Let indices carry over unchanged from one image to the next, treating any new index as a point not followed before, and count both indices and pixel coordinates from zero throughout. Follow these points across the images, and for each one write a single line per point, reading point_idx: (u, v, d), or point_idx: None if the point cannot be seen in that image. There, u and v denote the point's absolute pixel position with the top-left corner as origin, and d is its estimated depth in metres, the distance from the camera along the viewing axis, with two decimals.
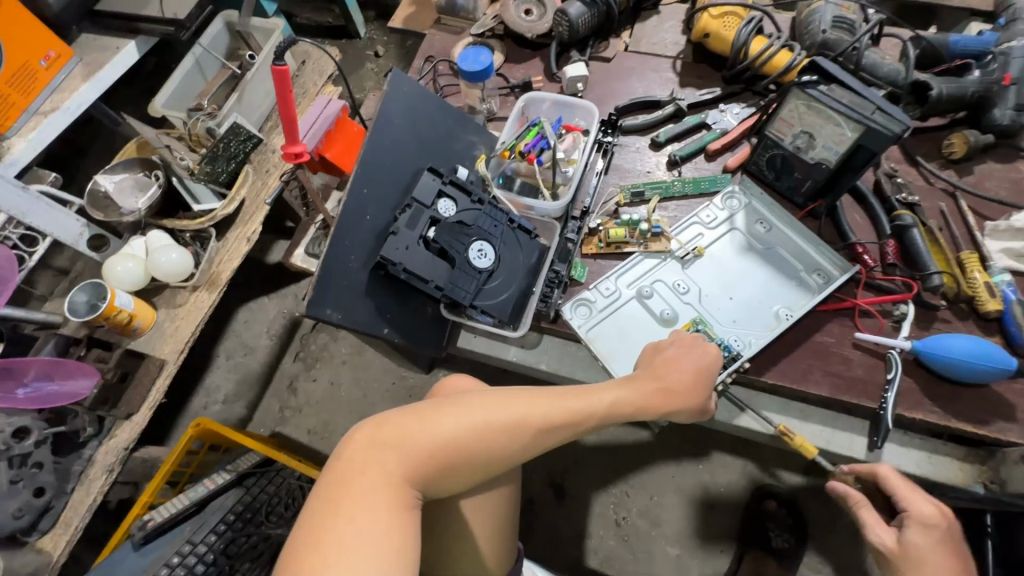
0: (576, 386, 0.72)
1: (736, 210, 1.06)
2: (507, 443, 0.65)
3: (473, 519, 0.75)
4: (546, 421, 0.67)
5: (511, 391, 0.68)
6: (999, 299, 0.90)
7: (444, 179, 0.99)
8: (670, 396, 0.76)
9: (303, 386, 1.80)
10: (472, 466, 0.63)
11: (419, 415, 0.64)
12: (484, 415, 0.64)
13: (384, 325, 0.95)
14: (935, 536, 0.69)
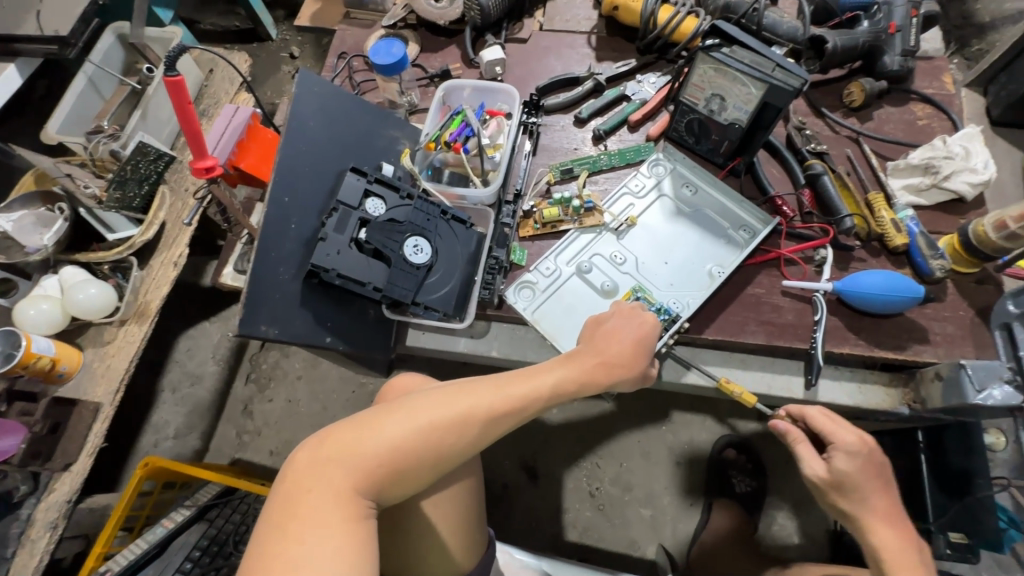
0: (519, 372, 0.73)
1: (662, 177, 1.09)
2: (455, 440, 0.66)
3: (439, 517, 0.76)
4: (492, 411, 0.68)
5: (455, 388, 0.69)
6: (904, 233, 0.97)
7: (369, 178, 0.97)
8: (612, 369, 0.78)
9: (259, 408, 1.74)
10: (423, 467, 0.64)
11: (363, 425, 0.64)
12: (427, 415, 0.65)
13: (326, 334, 0.93)
14: (857, 463, 0.76)
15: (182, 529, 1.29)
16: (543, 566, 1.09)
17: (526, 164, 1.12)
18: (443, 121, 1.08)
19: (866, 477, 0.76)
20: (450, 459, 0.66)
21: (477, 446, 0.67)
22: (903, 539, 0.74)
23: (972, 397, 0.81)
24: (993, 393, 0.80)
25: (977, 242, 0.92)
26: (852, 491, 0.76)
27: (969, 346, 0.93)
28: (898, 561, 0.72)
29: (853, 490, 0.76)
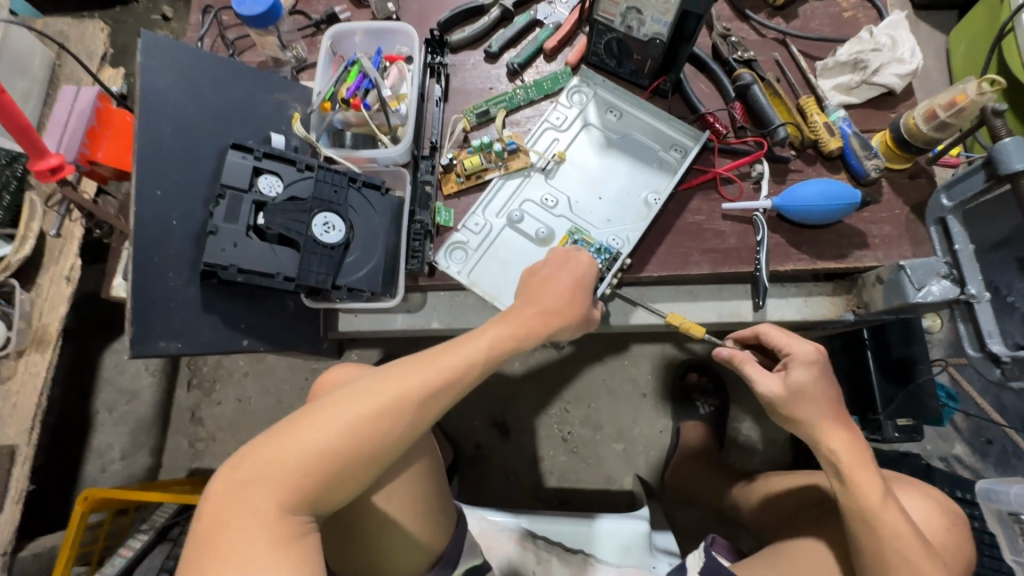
0: (452, 341, 0.66)
1: (585, 104, 1.00)
2: (390, 431, 0.59)
3: (394, 508, 0.73)
4: (427, 391, 0.61)
5: (381, 374, 0.62)
6: (837, 136, 0.93)
7: (255, 153, 0.84)
8: (554, 320, 0.72)
9: (208, 413, 1.64)
10: (359, 467, 0.58)
11: (281, 438, 0.57)
12: (353, 412, 0.58)
13: (241, 337, 0.83)
14: (813, 373, 0.72)
15: (143, 555, 1.22)
16: (520, 519, 1.11)
17: (438, 112, 1.01)
18: (336, 74, 0.94)
19: (820, 390, 0.72)
20: (390, 452, 0.60)
21: (417, 432, 0.61)
22: (857, 446, 0.72)
23: (912, 296, 0.80)
24: (932, 289, 0.79)
25: (910, 136, 0.89)
26: (807, 405, 0.72)
27: (906, 244, 0.92)
28: (854, 467, 0.71)
29: (809, 404, 0.72)
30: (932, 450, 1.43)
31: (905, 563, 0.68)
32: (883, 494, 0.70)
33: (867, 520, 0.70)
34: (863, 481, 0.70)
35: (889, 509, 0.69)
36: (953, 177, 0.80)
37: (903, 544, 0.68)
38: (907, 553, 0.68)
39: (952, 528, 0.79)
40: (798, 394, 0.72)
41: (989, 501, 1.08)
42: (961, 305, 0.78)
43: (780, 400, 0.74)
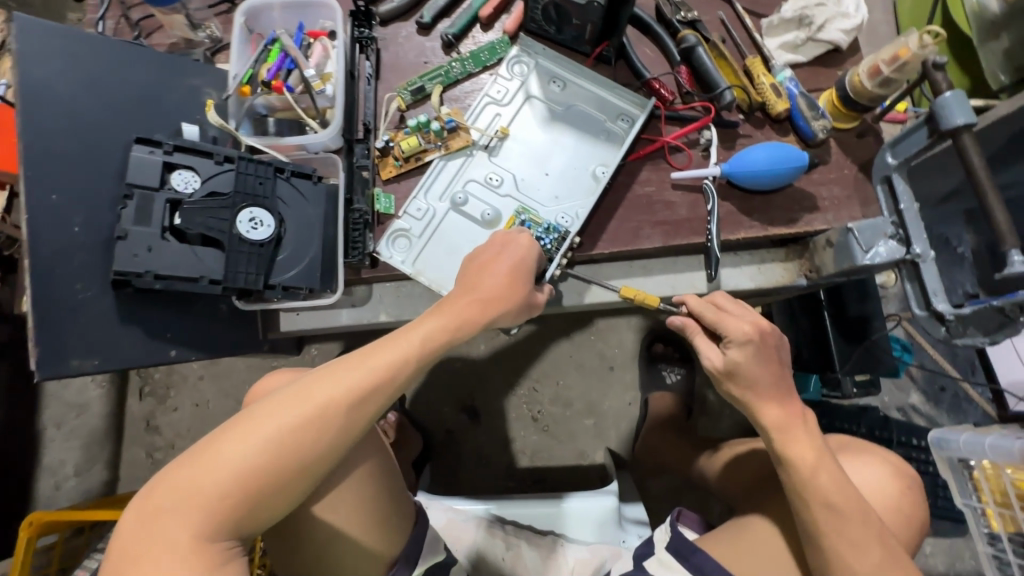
0: (380, 341, 0.63)
1: (526, 75, 0.95)
2: (315, 443, 0.57)
3: (340, 513, 0.71)
4: (353, 396, 0.59)
5: (304, 382, 0.59)
6: (785, 98, 0.91)
7: (165, 148, 0.77)
8: (491, 310, 0.69)
9: (165, 421, 1.57)
10: (284, 483, 0.56)
11: (197, 458, 0.55)
12: (273, 425, 0.56)
13: (168, 347, 0.78)
14: (750, 352, 0.72)
15: None
16: (488, 506, 1.11)
17: (371, 91, 0.93)
18: (256, 54, 0.88)
19: (761, 360, 0.72)
20: (318, 464, 0.57)
21: (347, 440, 0.59)
22: (792, 416, 0.73)
23: (860, 258, 0.79)
24: (879, 251, 0.78)
25: (855, 94, 0.88)
26: (745, 378, 0.73)
27: (855, 205, 0.91)
28: (789, 436, 0.72)
29: (747, 378, 0.73)
30: (889, 402, 1.47)
31: (840, 528, 0.69)
32: (817, 460, 0.71)
33: (803, 487, 0.71)
34: (798, 448, 0.71)
35: (825, 473, 0.70)
36: (897, 134, 0.78)
37: (830, 507, 0.69)
38: (844, 517, 0.69)
39: (906, 491, 0.80)
40: (739, 366, 0.73)
41: (941, 449, 1.11)
42: (907, 265, 0.77)
43: (721, 374, 0.75)
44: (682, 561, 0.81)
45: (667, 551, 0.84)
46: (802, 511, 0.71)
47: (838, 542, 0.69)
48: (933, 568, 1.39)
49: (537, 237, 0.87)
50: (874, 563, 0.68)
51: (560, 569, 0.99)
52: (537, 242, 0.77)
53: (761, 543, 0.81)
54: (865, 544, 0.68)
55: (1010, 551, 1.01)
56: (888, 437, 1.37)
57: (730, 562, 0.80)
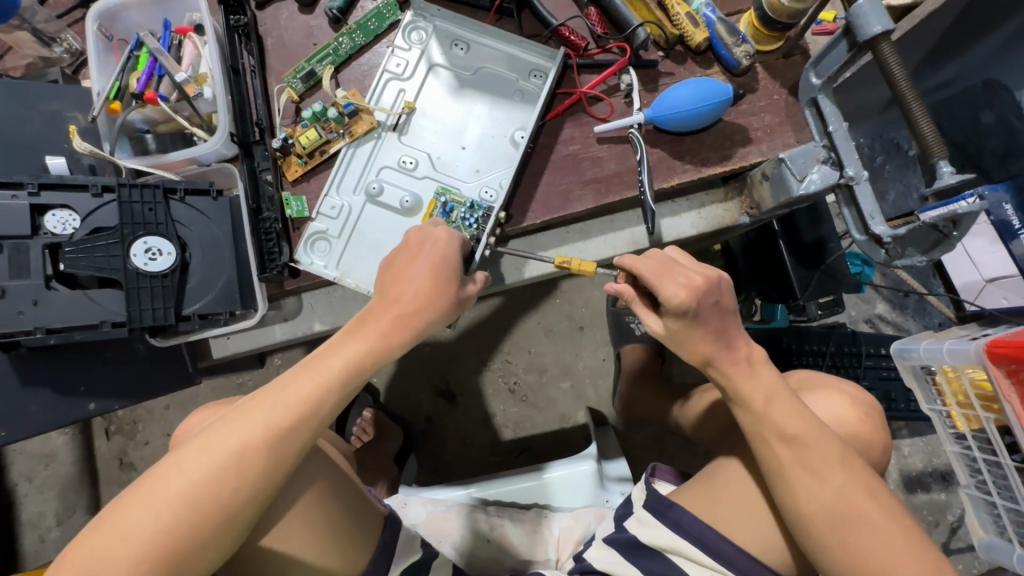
0: (297, 371, 0.60)
1: (426, 41, 0.87)
2: (238, 487, 0.54)
3: (292, 540, 0.69)
4: (271, 434, 0.56)
5: (217, 427, 0.56)
6: (703, 26, 0.85)
7: (28, 188, 0.70)
8: (417, 318, 0.66)
9: (139, 456, 1.52)
10: (208, 535, 0.53)
11: (104, 527, 0.51)
12: (184, 478, 0.53)
13: (85, 401, 0.73)
14: (687, 321, 0.66)
15: None
16: (470, 490, 1.11)
17: (258, 85, 0.85)
18: (121, 63, 0.79)
19: (710, 311, 0.66)
20: (243, 508, 0.55)
21: (273, 478, 0.56)
22: (742, 360, 0.67)
23: (795, 189, 0.75)
24: (814, 178, 0.74)
25: (773, 13, 0.81)
26: (698, 330, 0.66)
27: (789, 131, 0.87)
28: (739, 376, 0.66)
29: (693, 342, 0.67)
30: (857, 315, 1.48)
31: (797, 455, 0.63)
32: (768, 395, 0.65)
33: (758, 428, 0.65)
34: (752, 390, 0.65)
35: (779, 406, 0.64)
36: (817, 52, 0.73)
37: (795, 439, 0.63)
38: (798, 443, 0.63)
39: (866, 420, 0.79)
40: (688, 323, 0.66)
41: (905, 359, 1.12)
42: (842, 190, 0.74)
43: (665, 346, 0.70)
44: (660, 517, 0.77)
45: (644, 509, 0.79)
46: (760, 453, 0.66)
47: (801, 474, 0.62)
48: (911, 466, 1.44)
49: (462, 218, 0.82)
50: (838, 491, 0.61)
51: (546, 542, 1.00)
52: (457, 234, 0.73)
53: (741, 485, 0.75)
54: (828, 468, 0.62)
55: (975, 446, 1.03)
56: (855, 351, 1.39)
57: (706, 513, 0.75)
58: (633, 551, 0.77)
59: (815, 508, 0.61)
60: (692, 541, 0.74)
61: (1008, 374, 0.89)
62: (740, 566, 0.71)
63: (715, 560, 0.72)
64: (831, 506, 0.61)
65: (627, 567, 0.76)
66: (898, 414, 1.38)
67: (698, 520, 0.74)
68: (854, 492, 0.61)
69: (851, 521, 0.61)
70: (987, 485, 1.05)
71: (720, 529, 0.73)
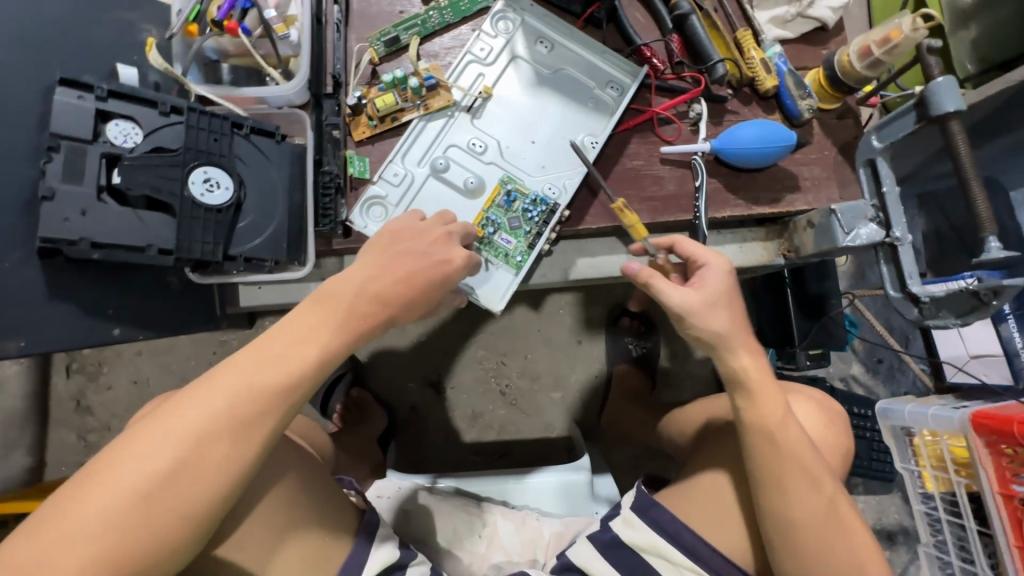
0: (261, 352, 0.55)
1: (512, 33, 0.88)
2: (204, 477, 0.50)
3: (262, 536, 0.64)
4: (237, 417, 0.52)
5: (170, 411, 0.51)
6: (774, 74, 0.89)
7: (97, 92, 0.66)
8: (386, 313, 0.61)
9: (98, 401, 1.41)
10: (171, 531, 0.49)
11: (44, 524, 0.46)
12: (131, 476, 0.48)
13: (110, 325, 0.68)
14: (725, 280, 0.72)
15: None
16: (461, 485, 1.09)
17: (339, 42, 0.84)
18: None
19: (728, 302, 0.72)
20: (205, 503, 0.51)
21: (242, 465, 0.52)
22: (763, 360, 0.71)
23: (841, 240, 0.80)
24: (860, 233, 0.79)
25: (843, 76, 0.86)
26: (717, 311, 0.70)
27: (834, 187, 0.93)
28: (758, 385, 0.70)
29: (722, 310, 0.70)
30: (833, 372, 1.54)
31: (800, 468, 0.67)
32: (784, 409, 0.69)
33: (769, 436, 0.68)
34: (768, 405, 0.69)
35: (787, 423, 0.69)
36: (885, 117, 0.78)
37: (799, 455, 0.68)
38: (803, 459, 0.68)
39: (831, 424, 0.84)
40: (710, 303, 0.70)
41: (886, 418, 1.20)
42: (884, 248, 0.79)
43: (697, 309, 0.69)
44: (642, 517, 0.77)
45: (630, 509, 0.79)
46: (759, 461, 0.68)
47: (798, 486, 0.67)
48: None
49: (524, 210, 0.85)
50: (827, 505, 0.67)
51: (535, 543, 0.98)
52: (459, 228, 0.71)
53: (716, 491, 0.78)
54: (820, 485, 0.68)
55: (941, 507, 1.12)
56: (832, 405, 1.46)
57: (685, 515, 0.77)
58: (617, 550, 0.76)
59: (803, 520, 0.67)
60: (667, 539, 0.75)
61: (987, 445, 0.97)
62: (714, 567, 0.74)
63: (686, 556, 0.74)
64: (818, 519, 0.67)
65: (603, 564, 0.76)
66: (862, 472, 1.44)
67: (676, 519, 0.76)
68: (839, 507, 0.68)
69: (831, 534, 0.67)
70: (945, 545, 1.14)
71: (695, 528, 0.76)
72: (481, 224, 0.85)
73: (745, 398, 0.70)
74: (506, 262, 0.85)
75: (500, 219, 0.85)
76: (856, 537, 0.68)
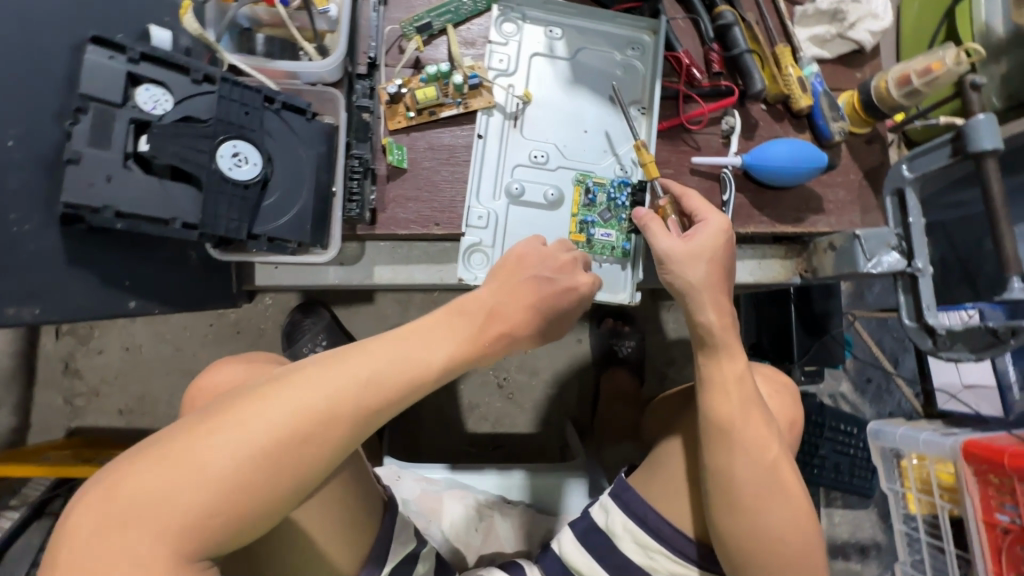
0: (396, 337, 0.54)
1: (521, 35, 0.86)
2: (322, 449, 0.48)
3: (312, 514, 0.66)
4: (365, 398, 0.50)
5: (307, 373, 0.49)
6: (809, 93, 0.89)
7: (130, 55, 0.64)
8: (496, 340, 0.60)
9: (88, 365, 1.37)
10: (280, 498, 0.48)
11: (175, 455, 0.45)
12: (260, 428, 0.46)
13: (127, 298, 0.68)
14: (717, 239, 0.73)
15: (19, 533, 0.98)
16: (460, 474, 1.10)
17: (375, 20, 0.81)
18: None
19: (716, 259, 0.73)
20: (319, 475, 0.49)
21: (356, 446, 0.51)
22: (727, 323, 0.72)
23: (863, 266, 0.81)
24: (882, 259, 0.80)
25: (878, 100, 0.87)
26: (699, 264, 0.73)
27: (856, 211, 0.93)
28: (718, 345, 0.71)
29: (701, 264, 0.73)
30: (823, 388, 1.56)
31: (748, 423, 0.68)
32: (740, 369, 0.70)
33: (719, 390, 0.69)
34: (728, 363, 0.70)
35: (740, 383, 0.69)
36: (918, 147, 0.78)
37: (746, 413, 0.68)
38: (751, 417, 0.68)
39: (780, 394, 0.85)
40: (693, 254, 0.73)
41: (876, 439, 1.23)
42: (904, 278, 0.80)
43: (678, 258, 0.73)
44: (615, 500, 0.80)
45: (607, 495, 0.82)
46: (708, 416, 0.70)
47: (742, 441, 0.67)
48: (838, 535, 1.57)
49: (611, 198, 0.87)
50: (770, 464, 0.67)
51: (528, 536, 0.99)
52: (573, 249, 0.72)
53: None
54: (765, 443, 0.67)
55: (922, 529, 1.16)
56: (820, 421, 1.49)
57: (654, 497, 0.79)
58: (591, 537, 0.80)
59: (746, 477, 0.67)
60: (637, 523, 0.78)
61: (975, 474, 1.00)
62: (676, 546, 0.76)
63: (654, 539, 0.77)
64: (760, 474, 0.67)
65: (592, 564, 0.78)
66: (843, 487, 1.47)
67: (646, 501, 0.78)
68: (782, 469, 0.68)
69: (771, 487, 0.66)
70: (922, 564, 1.18)
71: (663, 512, 0.77)
72: (577, 229, 0.86)
73: (707, 354, 0.71)
74: (614, 255, 0.87)
75: (593, 217, 0.87)
76: (791, 497, 0.67)
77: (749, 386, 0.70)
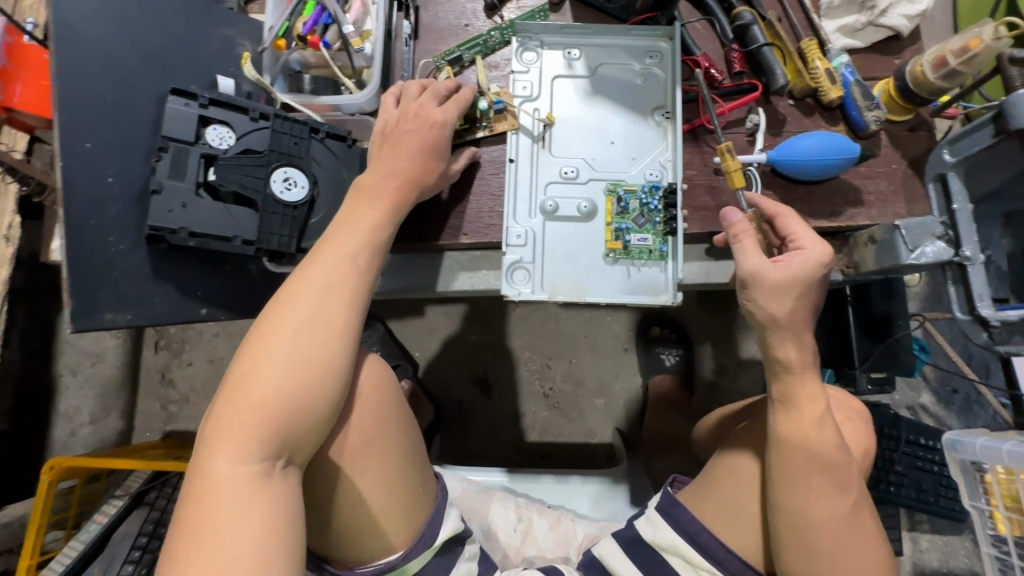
0: (329, 240, 0.66)
1: (539, 61, 0.92)
2: (319, 341, 0.60)
3: (373, 474, 0.69)
4: (329, 289, 0.62)
5: (290, 292, 0.62)
6: (840, 85, 0.87)
7: (200, 100, 0.76)
8: (408, 194, 0.72)
9: (180, 375, 1.54)
10: (309, 394, 0.59)
11: (228, 390, 0.58)
12: (272, 344, 0.59)
13: (198, 305, 0.79)
14: (814, 269, 0.69)
15: (121, 519, 1.14)
16: (502, 479, 1.13)
17: (408, 54, 0.91)
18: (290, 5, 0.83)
19: (810, 293, 0.70)
20: (332, 372, 0.60)
21: (345, 332, 0.62)
22: (808, 363, 0.70)
23: (905, 257, 0.76)
24: (925, 250, 0.76)
25: (913, 87, 0.83)
26: (789, 296, 0.69)
27: (901, 202, 0.89)
28: (796, 380, 0.70)
29: (790, 297, 0.69)
30: (899, 400, 1.43)
31: (826, 469, 0.68)
32: (822, 415, 0.69)
33: (797, 442, 0.69)
34: (807, 406, 0.69)
35: (824, 429, 0.69)
36: (956, 131, 0.74)
37: (829, 458, 0.68)
38: (830, 461, 0.68)
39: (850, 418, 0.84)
40: (783, 283, 0.69)
41: (954, 451, 1.11)
42: (952, 268, 0.75)
43: (761, 283, 0.70)
44: (664, 515, 0.80)
45: (653, 508, 0.81)
46: (786, 459, 0.70)
47: (820, 487, 0.68)
48: (926, 563, 1.41)
49: (642, 202, 0.88)
50: (846, 509, 0.69)
51: (568, 540, 1.00)
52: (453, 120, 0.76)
53: (734, 492, 0.77)
54: (842, 490, 0.69)
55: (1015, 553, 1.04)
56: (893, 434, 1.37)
57: (704, 516, 0.78)
58: (636, 548, 0.80)
59: (825, 523, 0.69)
60: (685, 538, 0.78)
61: None
62: (725, 564, 0.76)
63: (703, 557, 0.77)
64: (838, 520, 0.69)
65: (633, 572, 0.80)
66: (928, 509, 1.33)
67: (696, 519, 0.78)
68: (861, 513, 0.70)
69: (846, 533, 0.69)
70: None
71: (710, 528, 0.77)
72: (613, 237, 0.88)
73: (782, 389, 0.71)
74: (651, 259, 0.88)
75: (627, 224, 0.88)
76: (867, 537, 0.70)
77: (834, 433, 0.69)
